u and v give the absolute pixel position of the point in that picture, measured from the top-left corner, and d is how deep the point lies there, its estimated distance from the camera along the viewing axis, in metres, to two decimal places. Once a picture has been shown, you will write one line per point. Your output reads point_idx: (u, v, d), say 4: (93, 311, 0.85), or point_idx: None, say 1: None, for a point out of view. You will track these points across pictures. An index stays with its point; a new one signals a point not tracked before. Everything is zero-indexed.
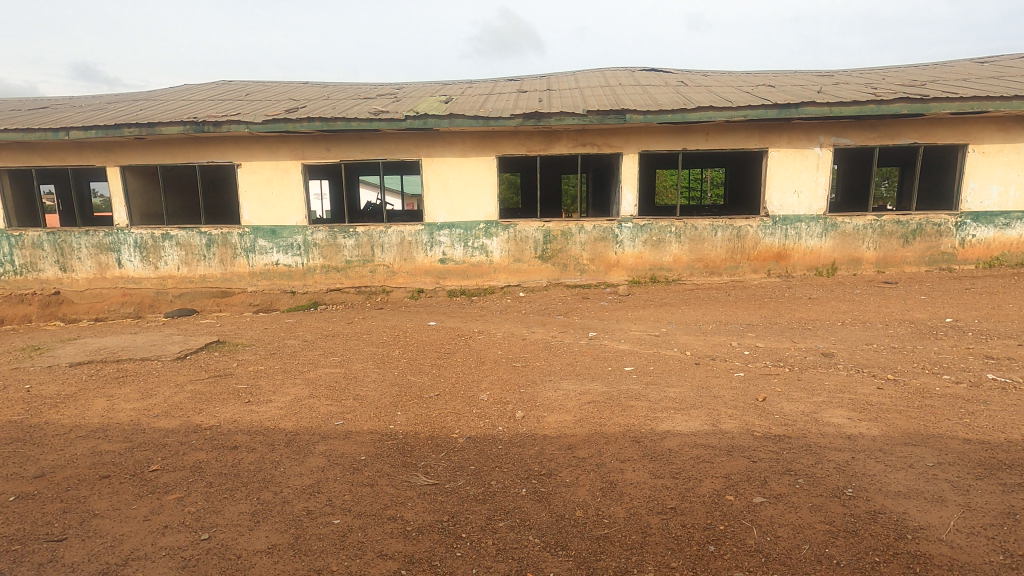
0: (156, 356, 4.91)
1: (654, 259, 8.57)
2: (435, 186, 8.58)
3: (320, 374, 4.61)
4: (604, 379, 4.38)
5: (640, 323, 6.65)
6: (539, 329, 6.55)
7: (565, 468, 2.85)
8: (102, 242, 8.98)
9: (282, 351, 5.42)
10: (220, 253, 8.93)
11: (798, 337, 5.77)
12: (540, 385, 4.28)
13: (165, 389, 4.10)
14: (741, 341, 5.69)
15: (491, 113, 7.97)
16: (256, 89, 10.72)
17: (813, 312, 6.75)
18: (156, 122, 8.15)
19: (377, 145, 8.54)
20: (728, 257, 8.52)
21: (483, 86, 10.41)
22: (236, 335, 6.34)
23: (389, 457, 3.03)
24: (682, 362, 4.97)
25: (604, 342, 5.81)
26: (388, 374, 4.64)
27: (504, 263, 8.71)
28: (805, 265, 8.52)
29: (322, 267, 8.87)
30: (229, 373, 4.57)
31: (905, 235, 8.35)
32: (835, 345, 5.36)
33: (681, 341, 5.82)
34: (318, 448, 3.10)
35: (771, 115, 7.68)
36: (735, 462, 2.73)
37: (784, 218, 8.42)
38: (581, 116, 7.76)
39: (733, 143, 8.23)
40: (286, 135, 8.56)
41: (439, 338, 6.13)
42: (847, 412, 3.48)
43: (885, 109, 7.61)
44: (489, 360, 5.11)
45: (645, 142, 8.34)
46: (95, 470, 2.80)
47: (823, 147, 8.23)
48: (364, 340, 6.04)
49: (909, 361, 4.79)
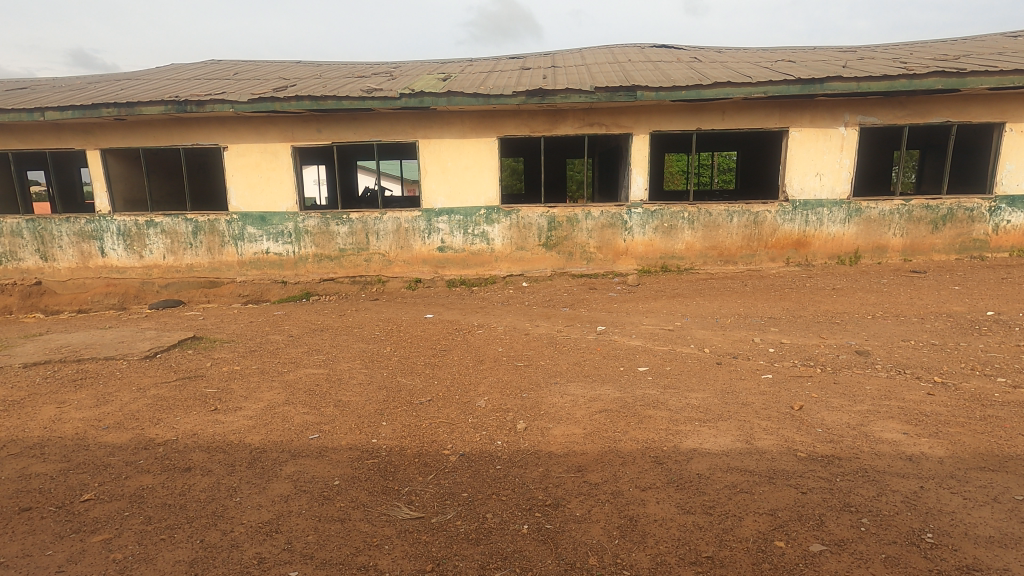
0: (122, 354, 4.46)
1: (665, 247, 8.07)
2: (433, 169, 8.08)
3: (300, 376, 4.16)
4: (616, 383, 3.91)
5: (652, 316, 6.18)
6: (542, 322, 6.08)
7: (572, 498, 2.40)
8: (83, 230, 8.56)
9: (263, 348, 4.96)
10: (207, 241, 8.48)
11: (825, 331, 5.29)
12: (545, 389, 3.81)
13: (123, 395, 3.66)
14: (764, 337, 5.20)
15: (493, 90, 7.43)
16: (245, 68, 10.14)
17: (839, 305, 6.26)
18: (135, 102, 7.67)
19: (371, 125, 8.03)
20: (744, 245, 8.01)
21: (485, 63, 9.84)
22: (218, 329, 5.90)
23: (366, 482, 2.58)
24: (701, 362, 4.47)
25: (613, 338, 5.33)
26: (375, 376, 4.19)
27: (505, 251, 8.23)
28: (825, 253, 8.00)
29: (315, 256, 8.41)
30: (200, 375, 4.13)
31: (934, 221, 7.82)
32: (869, 342, 4.88)
33: (697, 336, 5.34)
34: (284, 470, 2.64)
35: (793, 90, 7.14)
36: (781, 493, 2.26)
37: (804, 202, 7.89)
38: (588, 93, 7.21)
39: (751, 122, 7.69)
40: (275, 116, 8.06)
41: (435, 333, 5.67)
42: (900, 425, 3.01)
43: (918, 85, 7.03)
44: (489, 359, 4.64)
45: (657, 121, 7.79)
46: (15, 501, 2.35)
47: (848, 126, 7.67)
48: (353, 336, 5.59)
49: (955, 361, 4.32)
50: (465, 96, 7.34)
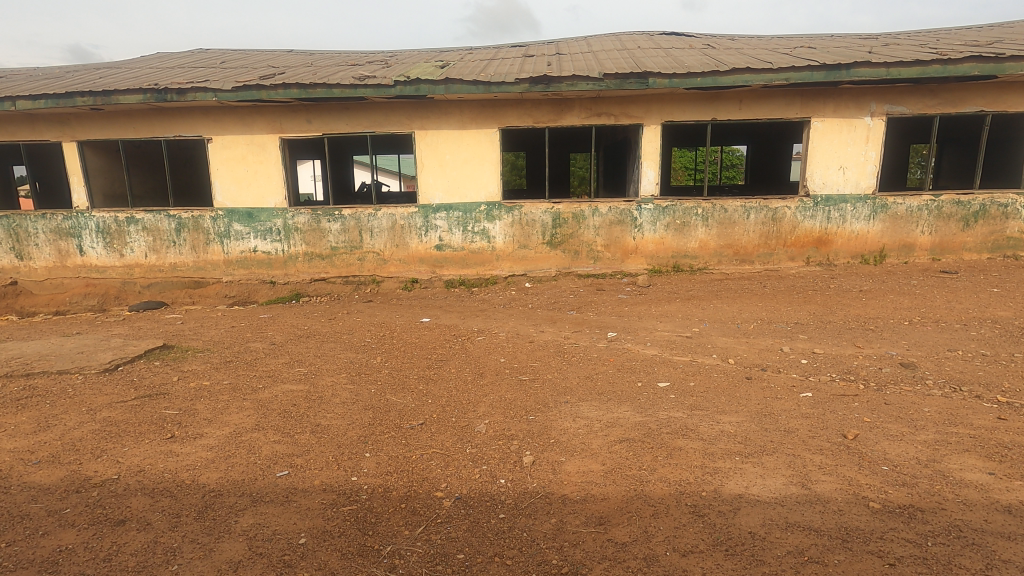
0: (78, 368, 3.97)
1: (677, 246, 7.57)
2: (431, 162, 7.59)
3: (276, 394, 3.66)
4: (635, 403, 3.42)
5: (667, 321, 5.69)
6: (548, 328, 5.59)
7: (595, 564, 1.93)
8: (60, 227, 8.07)
9: (239, 359, 4.47)
10: (190, 239, 7.99)
11: (860, 339, 4.81)
12: (554, 411, 3.34)
13: (68, 419, 3.17)
14: (793, 346, 4.71)
15: (494, 77, 6.92)
16: (233, 57, 9.63)
17: (869, 309, 5.76)
18: (112, 90, 7.17)
19: (365, 115, 7.53)
20: (761, 243, 7.51)
21: (485, 50, 9.32)
22: (194, 335, 5.40)
23: (339, 540, 2.10)
24: (728, 377, 3.97)
25: (627, 347, 4.84)
26: (361, 393, 3.70)
27: (507, 249, 7.73)
28: (848, 252, 7.50)
29: (305, 254, 7.92)
30: (163, 392, 3.65)
31: (965, 218, 7.32)
32: (911, 353, 4.39)
33: (719, 345, 4.84)
34: (240, 523, 2.17)
35: (817, 77, 6.64)
36: (863, 567, 1.80)
37: (827, 198, 7.38)
38: (596, 80, 6.70)
39: (770, 112, 7.18)
40: (262, 106, 7.56)
41: (431, 340, 5.19)
42: (981, 462, 2.53)
43: (952, 71, 6.52)
44: (489, 372, 4.15)
45: (669, 111, 7.30)
46: None
47: (874, 116, 7.17)
48: (341, 344, 5.10)
49: (1015, 375, 3.82)
50: (464, 83, 6.84)
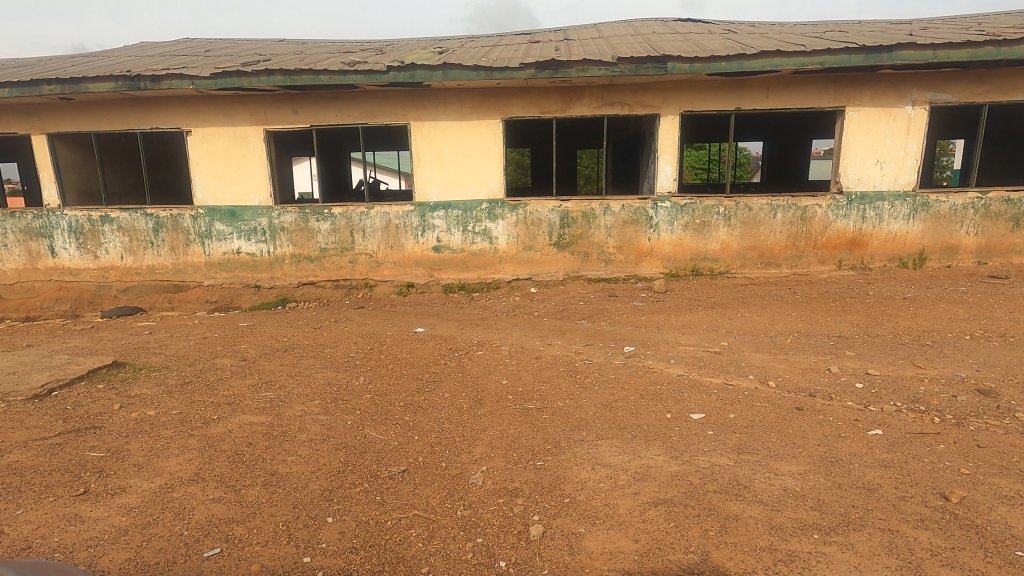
0: (3, 394, 3.36)
1: (696, 247, 6.92)
2: (427, 156, 6.96)
3: (232, 428, 3.03)
4: (666, 443, 2.78)
5: (690, 333, 5.04)
6: (556, 341, 4.94)
7: None
8: (30, 227, 7.49)
9: (199, 380, 3.85)
10: (170, 239, 7.39)
11: (919, 357, 4.16)
12: (568, 454, 2.70)
13: None
14: (841, 366, 4.06)
15: (496, 62, 6.27)
16: (218, 45, 9.01)
17: (921, 320, 5.09)
18: (80, 77, 6.55)
19: (356, 105, 6.91)
20: (789, 244, 6.85)
21: (488, 37, 8.67)
22: (158, 349, 4.77)
23: None
24: (775, 407, 3.30)
25: (647, 364, 4.20)
26: (333, 427, 3.06)
27: (511, 251, 7.09)
28: (885, 254, 6.83)
29: (292, 256, 7.30)
30: (97, 425, 3.03)
31: (1015, 218, 6.65)
32: (984, 375, 3.75)
33: (755, 363, 4.19)
34: None
35: (855, 61, 5.97)
36: None
37: (862, 196, 6.72)
38: (609, 64, 6.05)
39: (801, 101, 6.53)
40: (244, 94, 6.94)
41: (424, 355, 4.55)
42: None
43: (1007, 53, 5.84)
44: (489, 399, 3.50)
45: (688, 100, 6.64)
46: None
47: (916, 105, 6.50)
48: (321, 360, 4.47)
49: None
50: (464, 69, 6.20)
